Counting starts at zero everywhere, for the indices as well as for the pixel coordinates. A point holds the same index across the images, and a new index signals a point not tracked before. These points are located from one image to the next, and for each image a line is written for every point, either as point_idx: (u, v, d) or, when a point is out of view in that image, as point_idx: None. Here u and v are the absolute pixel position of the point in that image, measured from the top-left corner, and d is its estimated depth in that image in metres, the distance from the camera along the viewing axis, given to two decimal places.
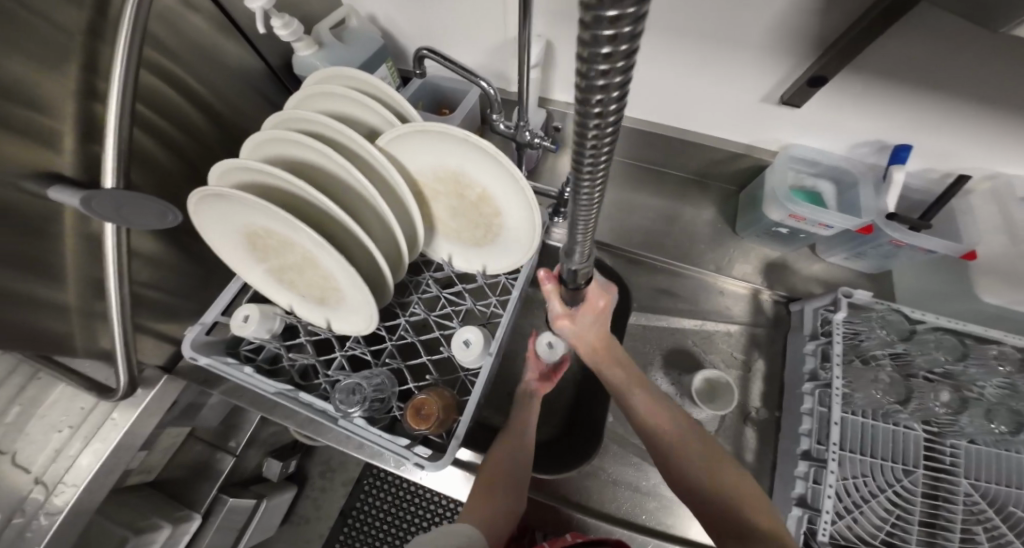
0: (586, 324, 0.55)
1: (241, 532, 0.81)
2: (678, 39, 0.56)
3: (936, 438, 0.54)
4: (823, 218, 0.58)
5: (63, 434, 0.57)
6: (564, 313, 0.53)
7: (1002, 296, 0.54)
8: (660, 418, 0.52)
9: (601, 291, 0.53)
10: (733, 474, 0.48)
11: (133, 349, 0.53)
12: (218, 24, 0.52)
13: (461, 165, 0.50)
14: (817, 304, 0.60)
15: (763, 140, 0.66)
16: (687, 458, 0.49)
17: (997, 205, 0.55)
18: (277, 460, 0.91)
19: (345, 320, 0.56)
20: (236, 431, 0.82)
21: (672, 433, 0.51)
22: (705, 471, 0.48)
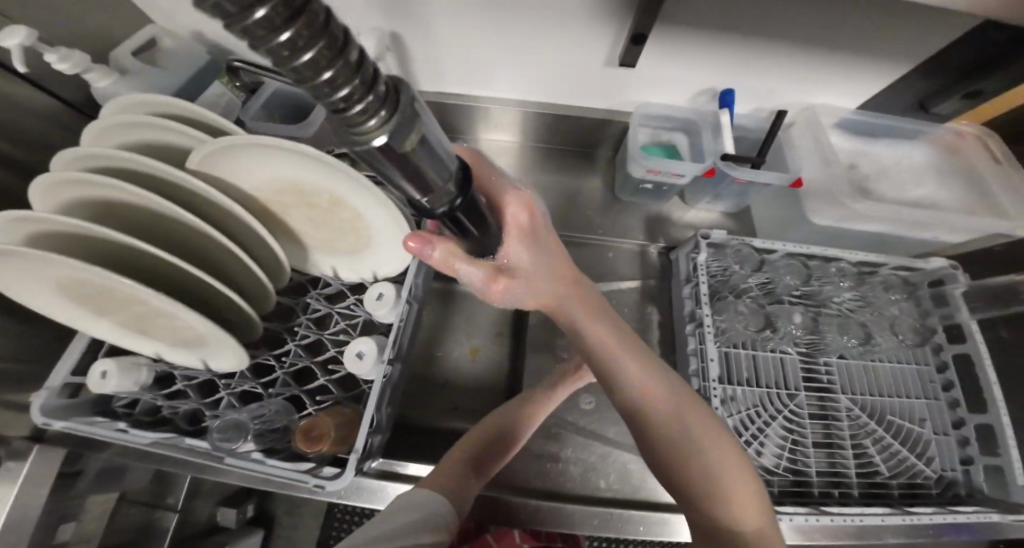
0: (526, 266, 0.40)
1: None
2: (505, 14, 0.56)
3: (810, 358, 0.59)
4: (674, 168, 0.61)
5: None
6: (488, 272, 0.37)
7: (829, 217, 0.58)
8: (654, 399, 0.39)
9: (513, 203, 0.40)
10: (731, 471, 0.38)
11: None
12: None
13: (300, 176, 0.49)
14: (686, 250, 0.63)
15: (620, 103, 0.69)
16: (679, 452, 0.38)
17: (812, 133, 0.59)
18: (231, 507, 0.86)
19: (218, 356, 0.53)
20: (172, 487, 0.72)
21: (670, 422, 0.38)
22: (696, 467, 0.38)
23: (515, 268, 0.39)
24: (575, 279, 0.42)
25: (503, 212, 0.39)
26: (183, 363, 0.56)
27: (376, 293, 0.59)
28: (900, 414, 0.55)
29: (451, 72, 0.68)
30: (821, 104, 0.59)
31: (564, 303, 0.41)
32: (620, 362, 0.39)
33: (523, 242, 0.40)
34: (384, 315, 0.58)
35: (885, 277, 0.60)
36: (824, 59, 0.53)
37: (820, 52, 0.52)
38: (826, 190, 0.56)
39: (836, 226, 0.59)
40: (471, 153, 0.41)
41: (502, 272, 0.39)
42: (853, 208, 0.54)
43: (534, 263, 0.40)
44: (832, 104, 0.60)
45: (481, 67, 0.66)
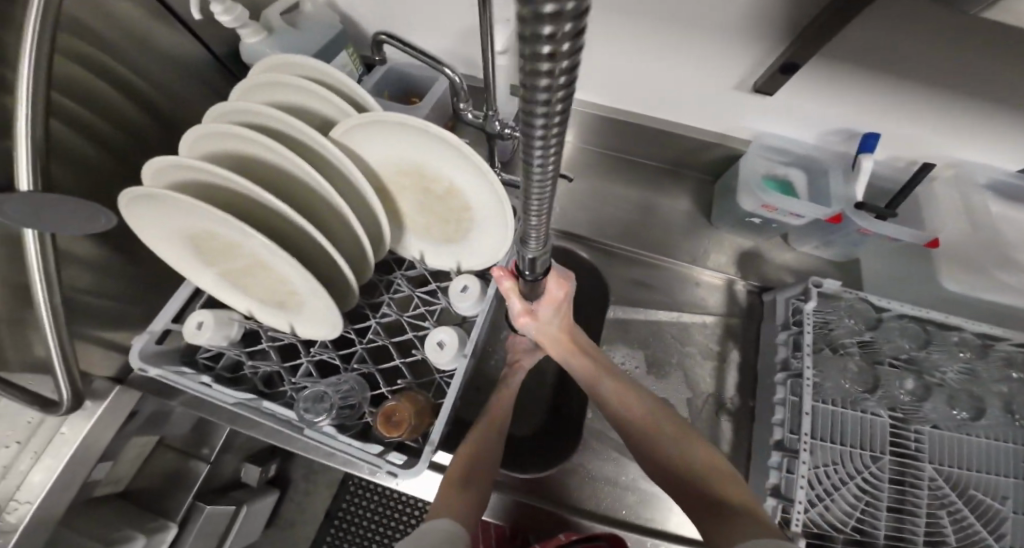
0: (547, 319, 0.56)
1: (223, 538, 0.72)
2: (649, 24, 0.54)
3: (900, 424, 0.55)
4: (793, 207, 0.58)
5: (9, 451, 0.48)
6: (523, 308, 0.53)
7: (962, 284, 0.56)
8: (631, 406, 0.50)
9: (557, 282, 0.54)
10: (710, 460, 0.45)
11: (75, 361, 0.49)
12: (147, 6, 0.47)
13: (424, 157, 0.48)
14: (788, 294, 0.61)
15: (735, 128, 0.65)
16: (661, 449, 0.47)
17: (960, 192, 0.57)
18: (257, 464, 0.80)
19: (306, 324, 0.53)
20: (211, 438, 0.74)
21: (645, 422, 0.49)
22: (678, 456, 0.45)
23: (541, 317, 0.55)
24: (575, 332, 0.58)
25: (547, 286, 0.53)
26: (272, 326, 0.56)
27: (459, 284, 0.55)
28: (986, 490, 0.52)
29: None
30: (975, 163, 0.56)
31: (563, 347, 0.57)
32: (599, 379, 0.53)
33: (555, 308, 0.55)
34: (466, 309, 0.55)
35: (1007, 354, 0.56)
36: (987, 118, 0.50)
37: (984, 110, 0.49)
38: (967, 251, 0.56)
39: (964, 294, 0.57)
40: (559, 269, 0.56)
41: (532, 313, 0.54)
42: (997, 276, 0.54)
43: (554, 317, 0.55)
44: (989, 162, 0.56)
45: (600, 75, 0.64)
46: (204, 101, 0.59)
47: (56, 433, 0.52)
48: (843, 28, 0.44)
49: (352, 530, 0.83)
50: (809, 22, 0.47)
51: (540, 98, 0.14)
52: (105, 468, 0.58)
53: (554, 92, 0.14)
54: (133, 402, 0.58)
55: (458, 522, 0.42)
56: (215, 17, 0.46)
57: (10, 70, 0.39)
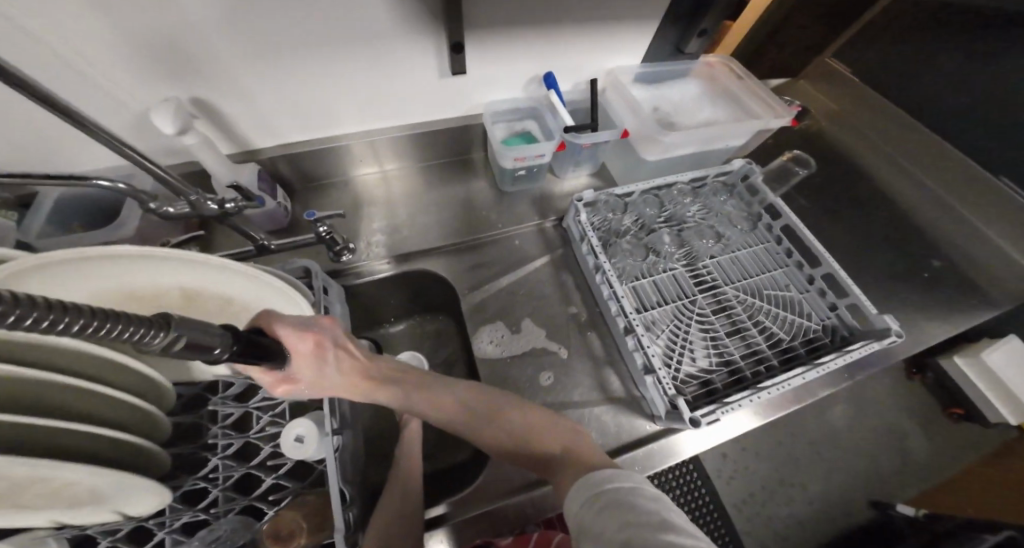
0: (317, 376, 0.45)
1: None
2: (324, 55, 0.57)
3: (693, 268, 0.69)
4: (535, 150, 0.67)
5: None
6: (274, 380, 0.42)
7: (657, 152, 0.67)
8: (445, 406, 0.51)
9: (294, 334, 0.43)
10: (535, 419, 0.48)
11: None
12: None
13: (159, 276, 0.44)
14: (570, 216, 0.70)
15: (469, 107, 0.73)
16: (489, 429, 0.48)
17: (618, 91, 0.71)
18: None
19: (120, 509, 0.44)
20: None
21: (457, 416, 0.50)
22: (495, 430, 0.48)
23: (304, 377, 0.44)
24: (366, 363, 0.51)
25: (290, 345, 0.42)
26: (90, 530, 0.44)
27: None
28: (773, 285, 0.67)
29: (287, 123, 0.66)
30: (619, 66, 0.72)
31: (358, 390, 0.49)
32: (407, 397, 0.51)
33: (313, 361, 0.45)
34: None
35: (711, 184, 0.74)
36: (608, 27, 0.64)
37: (601, 22, 0.63)
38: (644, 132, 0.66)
39: (665, 156, 0.70)
40: (280, 318, 0.43)
41: (285, 380, 0.43)
42: (664, 140, 0.65)
43: (321, 369, 0.46)
44: (623, 63, 0.72)
45: (322, 112, 0.66)
46: None
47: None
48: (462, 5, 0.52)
49: None
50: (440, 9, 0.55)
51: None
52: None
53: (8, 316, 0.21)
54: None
55: None
56: None
57: None
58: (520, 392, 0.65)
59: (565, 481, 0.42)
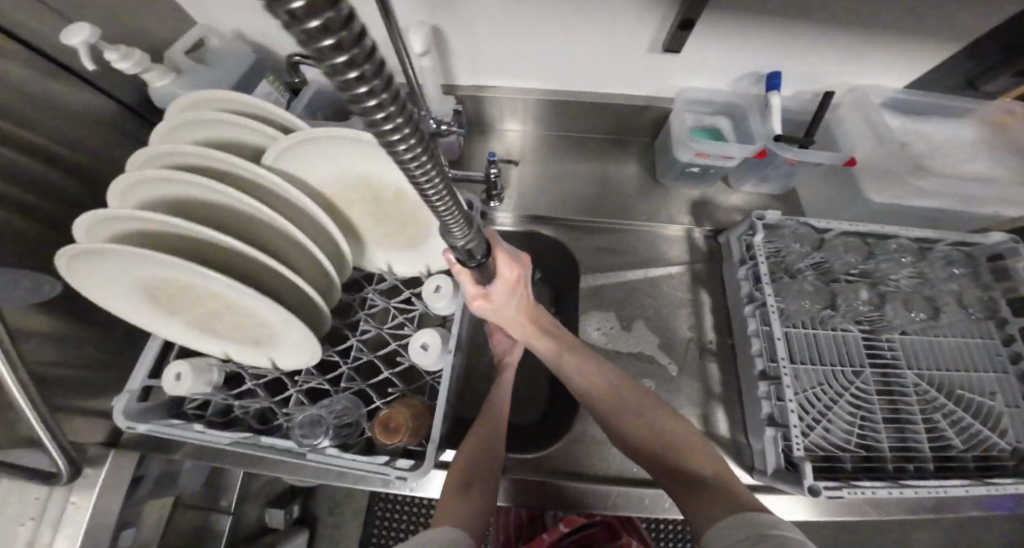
0: (504, 303, 0.54)
1: None
2: (558, 10, 0.56)
3: (872, 335, 0.60)
4: (725, 151, 0.63)
5: (29, 527, 0.50)
6: (479, 293, 0.50)
7: (887, 194, 0.61)
8: (595, 381, 0.54)
9: (508, 261, 0.51)
10: (680, 428, 0.49)
11: (64, 435, 0.47)
12: (49, 69, 0.46)
13: (383, 172, 0.50)
14: (738, 231, 0.65)
15: (663, 89, 0.69)
16: (625, 419, 0.50)
17: (860, 113, 0.62)
18: (279, 508, 0.86)
19: (279, 355, 0.53)
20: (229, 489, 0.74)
21: (605, 396, 0.53)
22: (640, 425, 0.50)
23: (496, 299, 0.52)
24: (533, 311, 0.59)
25: (502, 269, 0.51)
26: (252, 363, 0.55)
27: (433, 285, 0.57)
28: (971, 387, 0.56)
29: (487, 66, 0.67)
30: (868, 86, 0.62)
31: (523, 328, 0.58)
32: (557, 356, 0.56)
33: (511, 290, 0.53)
34: (443, 308, 0.57)
35: (942, 252, 0.62)
36: (871, 37, 0.55)
37: (867, 31, 0.54)
38: (883, 165, 0.59)
39: (893, 203, 0.62)
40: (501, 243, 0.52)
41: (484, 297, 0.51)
42: (910, 182, 0.57)
43: (511, 299, 0.54)
44: (879, 84, 0.62)
45: (522, 60, 0.66)
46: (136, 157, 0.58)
47: (58, 517, 0.51)
48: None
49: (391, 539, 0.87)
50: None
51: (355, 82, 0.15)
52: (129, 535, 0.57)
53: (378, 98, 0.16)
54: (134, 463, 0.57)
55: (462, 528, 0.44)
56: (115, 66, 0.46)
57: None
58: None
59: (701, 500, 0.41)
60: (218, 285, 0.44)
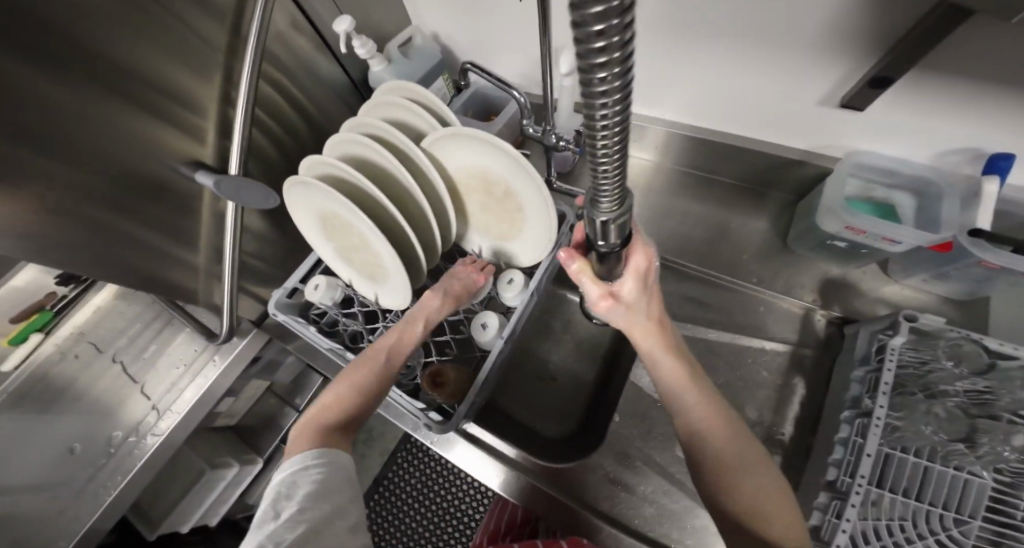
0: (632, 298, 0.47)
1: (293, 479, 1.01)
2: (718, 43, 0.53)
3: (1007, 490, 0.46)
4: (889, 232, 0.53)
5: (179, 370, 0.73)
6: (604, 292, 0.46)
7: None
8: (716, 429, 0.44)
9: (641, 252, 0.45)
10: (789, 520, 0.40)
11: (235, 309, 0.68)
12: (317, 44, 0.64)
13: (499, 171, 0.55)
14: (875, 327, 0.53)
15: (823, 144, 0.59)
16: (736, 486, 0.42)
17: None
18: (329, 423, 1.09)
19: (382, 294, 0.66)
20: (302, 392, 1.01)
21: (725, 447, 0.43)
22: (749, 493, 0.42)
23: (625, 297, 0.47)
24: (667, 326, 0.50)
25: (631, 260, 0.45)
26: (364, 295, 0.69)
27: (505, 277, 0.62)
28: None
29: (632, 94, 0.68)
30: None
31: (651, 339, 0.48)
32: (682, 389, 0.45)
33: (642, 286, 0.47)
34: (510, 299, 0.62)
35: None
36: None
37: None
38: None
39: None
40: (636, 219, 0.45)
41: (611, 295, 0.46)
42: None
43: (642, 299, 0.47)
44: None
45: (664, 88, 0.64)
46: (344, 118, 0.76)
47: (195, 373, 0.72)
48: (942, 41, 0.39)
49: None
50: (904, 32, 0.42)
51: (597, 74, 0.17)
52: (227, 403, 0.82)
53: (609, 83, 0.17)
54: (262, 343, 0.77)
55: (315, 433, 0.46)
56: (355, 50, 0.62)
57: (233, 91, 0.59)
58: (654, 440, 0.61)
59: None
60: (364, 229, 0.56)
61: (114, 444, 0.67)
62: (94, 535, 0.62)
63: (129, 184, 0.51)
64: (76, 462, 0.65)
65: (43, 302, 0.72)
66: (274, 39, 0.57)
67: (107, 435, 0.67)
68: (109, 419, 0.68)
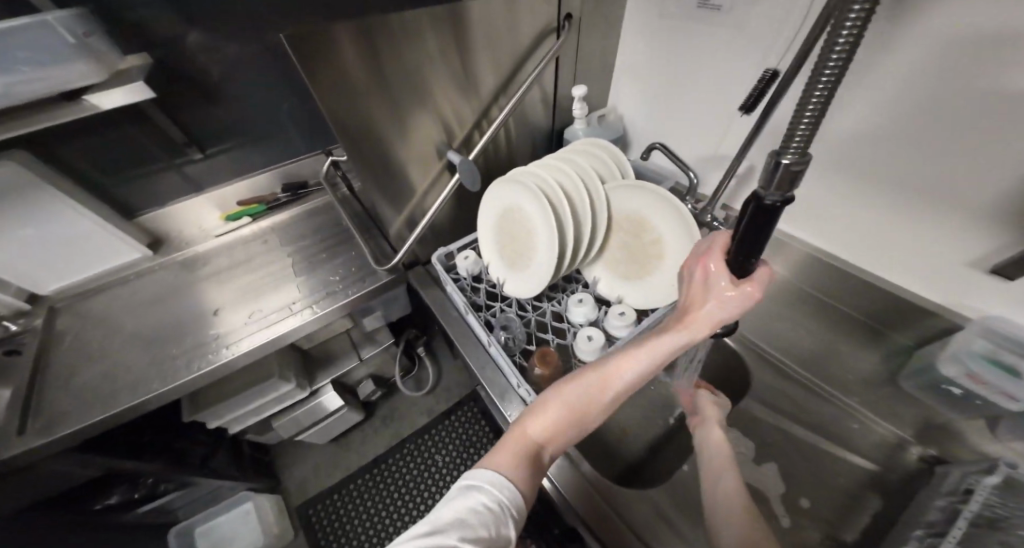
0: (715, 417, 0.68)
1: (326, 417, 1.15)
2: (859, 184, 0.66)
3: None
4: (1013, 389, 0.57)
5: (332, 279, 0.94)
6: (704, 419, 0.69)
7: None
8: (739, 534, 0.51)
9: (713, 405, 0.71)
10: None
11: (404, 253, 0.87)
12: (546, 98, 0.88)
13: (659, 222, 0.68)
14: (971, 469, 0.58)
15: (957, 304, 0.64)
16: None
17: None
18: (370, 384, 1.21)
19: (515, 284, 0.79)
20: (370, 345, 1.14)
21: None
22: None
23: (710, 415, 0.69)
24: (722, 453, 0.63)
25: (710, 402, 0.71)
26: (496, 278, 0.83)
27: (619, 309, 0.71)
28: None
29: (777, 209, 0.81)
30: None
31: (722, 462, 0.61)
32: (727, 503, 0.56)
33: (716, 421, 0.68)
34: (615, 327, 0.70)
35: None
36: None
37: None
38: None
39: None
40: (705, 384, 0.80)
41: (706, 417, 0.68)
42: None
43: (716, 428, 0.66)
44: None
45: (809, 211, 0.75)
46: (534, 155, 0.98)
47: (330, 291, 0.91)
48: None
49: (382, 480, 1.21)
50: None
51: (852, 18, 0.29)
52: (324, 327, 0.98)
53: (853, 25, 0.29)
54: (390, 289, 0.94)
55: (500, 469, 0.50)
56: (575, 108, 0.85)
57: (484, 109, 0.84)
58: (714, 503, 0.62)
59: None
60: (538, 225, 0.72)
61: (250, 318, 0.87)
62: (219, 366, 0.80)
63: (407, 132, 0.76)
64: (222, 322, 0.87)
65: (265, 199, 1.07)
66: (531, 85, 0.81)
67: (250, 310, 0.88)
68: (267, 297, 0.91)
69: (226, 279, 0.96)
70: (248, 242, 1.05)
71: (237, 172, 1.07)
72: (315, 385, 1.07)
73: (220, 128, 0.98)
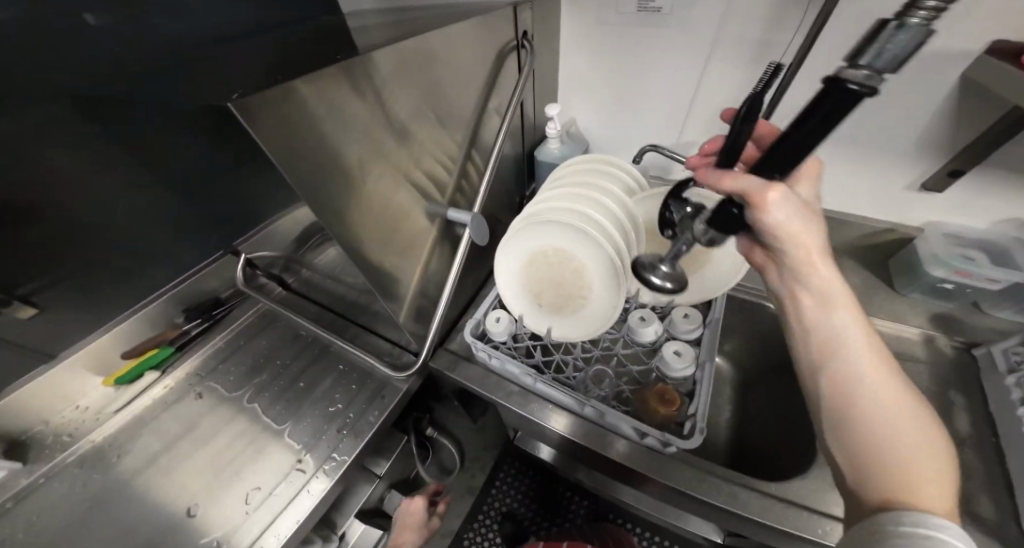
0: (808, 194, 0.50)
1: None
2: None
3: None
4: (987, 272, 0.70)
5: (336, 408, 0.73)
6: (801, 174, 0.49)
7: None
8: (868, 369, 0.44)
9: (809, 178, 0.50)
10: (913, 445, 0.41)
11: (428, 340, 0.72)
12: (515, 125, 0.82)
13: None
14: (1005, 345, 0.67)
15: (906, 218, 0.83)
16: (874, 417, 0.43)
17: None
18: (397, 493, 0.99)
19: (568, 327, 0.73)
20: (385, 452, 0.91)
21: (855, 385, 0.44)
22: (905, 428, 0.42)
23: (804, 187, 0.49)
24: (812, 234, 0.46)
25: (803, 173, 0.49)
26: (537, 329, 0.75)
27: (683, 313, 0.71)
28: None
29: None
30: None
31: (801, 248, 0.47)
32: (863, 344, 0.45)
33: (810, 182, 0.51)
34: (690, 330, 0.70)
35: None
36: None
37: None
38: None
39: None
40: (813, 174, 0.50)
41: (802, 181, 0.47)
42: None
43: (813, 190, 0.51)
44: None
45: None
46: (511, 185, 0.91)
47: (344, 424, 0.71)
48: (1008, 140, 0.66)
49: None
50: (968, 141, 0.70)
51: None
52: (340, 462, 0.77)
53: None
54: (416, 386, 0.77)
55: None
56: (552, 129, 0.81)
57: (465, 152, 0.74)
58: None
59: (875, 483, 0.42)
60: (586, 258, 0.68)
61: (249, 503, 0.64)
62: None
63: (404, 202, 0.62)
64: (209, 525, 0.62)
65: (169, 338, 0.80)
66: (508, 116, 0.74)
67: (242, 492, 0.65)
68: (253, 468, 0.67)
69: (173, 462, 0.69)
70: (174, 401, 0.77)
71: (113, 314, 0.76)
72: (339, 532, 0.83)
73: (70, 259, 0.67)
